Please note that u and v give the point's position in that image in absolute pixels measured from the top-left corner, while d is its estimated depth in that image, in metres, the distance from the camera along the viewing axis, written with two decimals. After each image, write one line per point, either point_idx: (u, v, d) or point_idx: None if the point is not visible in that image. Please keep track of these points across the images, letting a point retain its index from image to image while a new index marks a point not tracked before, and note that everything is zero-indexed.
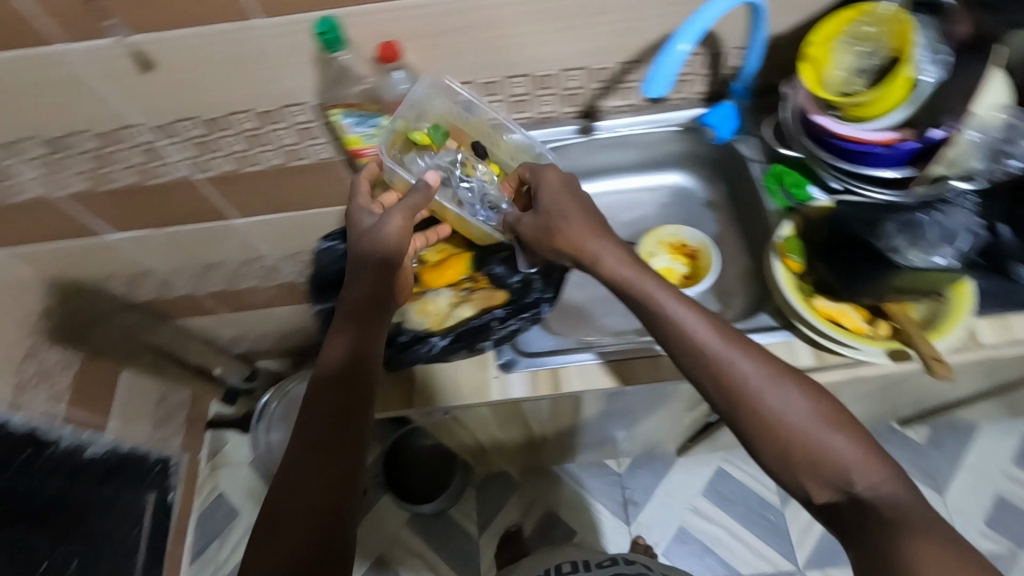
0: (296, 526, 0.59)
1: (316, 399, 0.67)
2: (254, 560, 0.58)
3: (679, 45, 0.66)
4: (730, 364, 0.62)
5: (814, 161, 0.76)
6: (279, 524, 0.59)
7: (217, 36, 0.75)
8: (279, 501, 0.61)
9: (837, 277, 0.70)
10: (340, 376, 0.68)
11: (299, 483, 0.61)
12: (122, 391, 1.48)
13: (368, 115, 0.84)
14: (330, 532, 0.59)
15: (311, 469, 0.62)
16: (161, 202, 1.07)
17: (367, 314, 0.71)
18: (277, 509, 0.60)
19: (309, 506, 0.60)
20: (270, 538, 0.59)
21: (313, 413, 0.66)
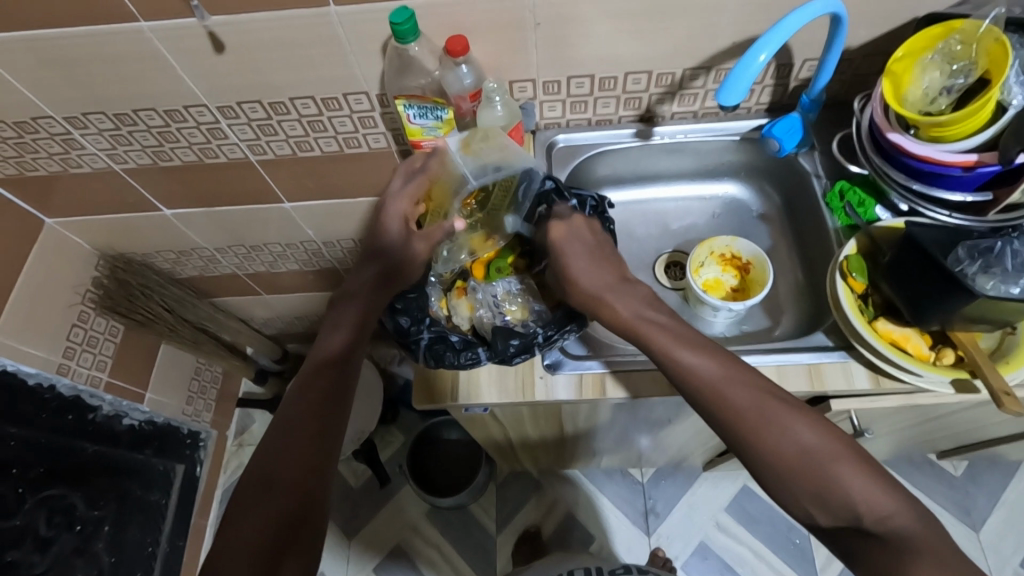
0: (284, 495, 0.63)
1: (301, 386, 0.70)
2: (236, 529, 0.61)
3: (758, 54, 0.64)
4: (733, 394, 0.62)
5: (882, 180, 0.74)
6: (265, 495, 0.63)
7: (292, 22, 0.76)
8: (267, 474, 0.64)
9: (904, 299, 0.68)
10: (321, 368, 0.72)
11: (283, 455, 0.65)
12: (161, 363, 1.53)
13: (430, 107, 0.79)
14: (313, 506, 0.64)
15: (301, 447, 0.66)
16: (214, 181, 1.09)
17: (365, 305, 0.76)
18: (266, 481, 0.64)
19: (295, 483, 0.64)
20: (254, 506, 0.62)
21: (309, 394, 0.70)
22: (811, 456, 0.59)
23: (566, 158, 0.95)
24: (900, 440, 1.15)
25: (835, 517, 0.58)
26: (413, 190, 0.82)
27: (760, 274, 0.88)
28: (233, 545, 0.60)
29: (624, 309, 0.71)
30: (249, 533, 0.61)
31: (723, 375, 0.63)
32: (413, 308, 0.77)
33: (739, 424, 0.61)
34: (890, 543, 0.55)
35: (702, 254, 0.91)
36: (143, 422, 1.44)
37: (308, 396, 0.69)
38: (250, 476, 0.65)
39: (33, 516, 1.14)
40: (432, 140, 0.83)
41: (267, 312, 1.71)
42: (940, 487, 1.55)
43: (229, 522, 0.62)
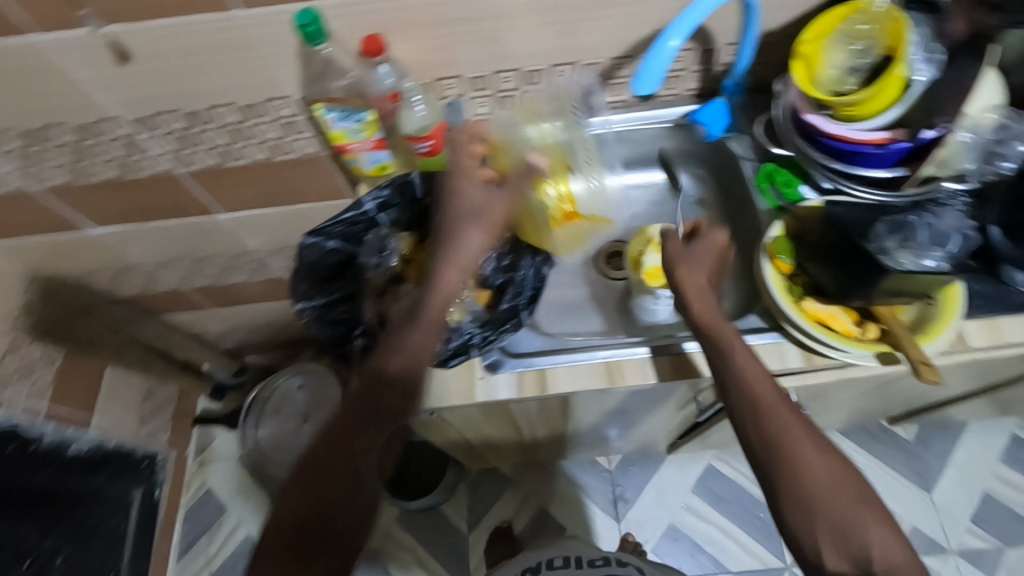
0: (313, 492, 0.62)
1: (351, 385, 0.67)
2: (281, 509, 0.63)
3: (670, 40, 0.65)
4: (789, 427, 0.63)
5: (805, 161, 0.75)
6: (305, 486, 0.63)
7: (198, 27, 0.73)
8: (313, 466, 0.64)
9: (827, 278, 0.70)
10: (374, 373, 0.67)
11: (321, 448, 0.64)
12: (107, 386, 1.47)
13: (351, 110, 0.77)
14: (345, 508, 0.63)
15: (349, 445, 0.64)
16: (141, 196, 1.05)
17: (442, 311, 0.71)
18: (308, 471, 0.63)
19: (334, 481, 0.63)
20: (293, 492, 0.63)
21: (354, 388, 0.67)
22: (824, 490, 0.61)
23: None
24: (849, 411, 1.18)
25: (845, 551, 0.59)
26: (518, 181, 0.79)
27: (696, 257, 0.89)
28: (280, 516, 0.63)
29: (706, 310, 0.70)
30: (290, 510, 0.62)
31: (780, 401, 0.65)
32: (346, 318, 0.78)
33: (782, 458, 0.62)
34: None
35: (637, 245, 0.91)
36: (91, 448, 1.40)
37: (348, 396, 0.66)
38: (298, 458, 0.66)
39: None
40: (357, 143, 0.82)
41: (220, 327, 1.66)
42: (894, 452, 1.60)
43: (279, 502, 0.64)
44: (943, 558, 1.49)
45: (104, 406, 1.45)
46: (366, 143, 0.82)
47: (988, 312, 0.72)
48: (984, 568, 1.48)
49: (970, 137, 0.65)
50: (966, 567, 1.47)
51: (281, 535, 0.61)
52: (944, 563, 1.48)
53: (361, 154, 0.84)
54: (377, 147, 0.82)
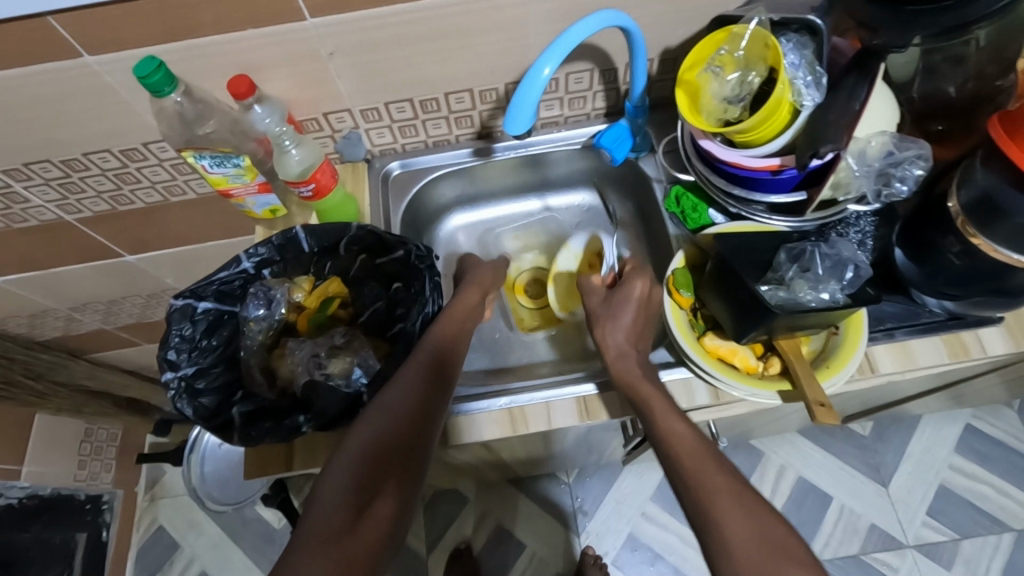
0: (388, 431, 0.59)
1: (434, 344, 0.67)
2: (348, 442, 0.58)
3: (542, 68, 0.60)
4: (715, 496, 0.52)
5: (708, 187, 0.72)
6: (376, 420, 0.60)
7: (48, 76, 0.68)
8: (383, 401, 0.62)
9: (725, 313, 0.67)
10: (448, 347, 0.68)
11: (395, 390, 0.62)
12: (39, 433, 1.43)
13: (223, 155, 0.72)
14: (414, 450, 0.59)
15: (420, 390, 0.62)
16: (37, 245, 0.99)
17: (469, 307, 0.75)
18: (381, 408, 0.61)
19: (405, 422, 0.60)
20: (365, 425, 0.60)
21: (429, 344, 0.67)
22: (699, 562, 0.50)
23: (405, 185, 0.89)
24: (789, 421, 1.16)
25: None
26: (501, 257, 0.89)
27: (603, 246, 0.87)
28: (347, 450, 0.58)
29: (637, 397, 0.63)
30: (362, 442, 0.58)
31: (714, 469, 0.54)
32: (221, 386, 0.71)
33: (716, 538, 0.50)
34: None
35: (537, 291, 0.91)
36: (25, 497, 1.40)
37: (429, 355, 0.66)
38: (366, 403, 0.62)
39: None
40: (240, 187, 0.77)
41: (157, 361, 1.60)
42: (850, 447, 1.60)
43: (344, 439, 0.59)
44: (901, 552, 1.49)
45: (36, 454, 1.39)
46: (251, 187, 0.77)
47: (900, 334, 0.69)
48: (941, 560, 1.48)
49: (855, 165, 0.63)
50: (922, 561, 1.47)
51: (346, 467, 0.56)
52: (901, 557, 1.48)
53: (248, 198, 0.79)
54: (264, 190, 0.77)
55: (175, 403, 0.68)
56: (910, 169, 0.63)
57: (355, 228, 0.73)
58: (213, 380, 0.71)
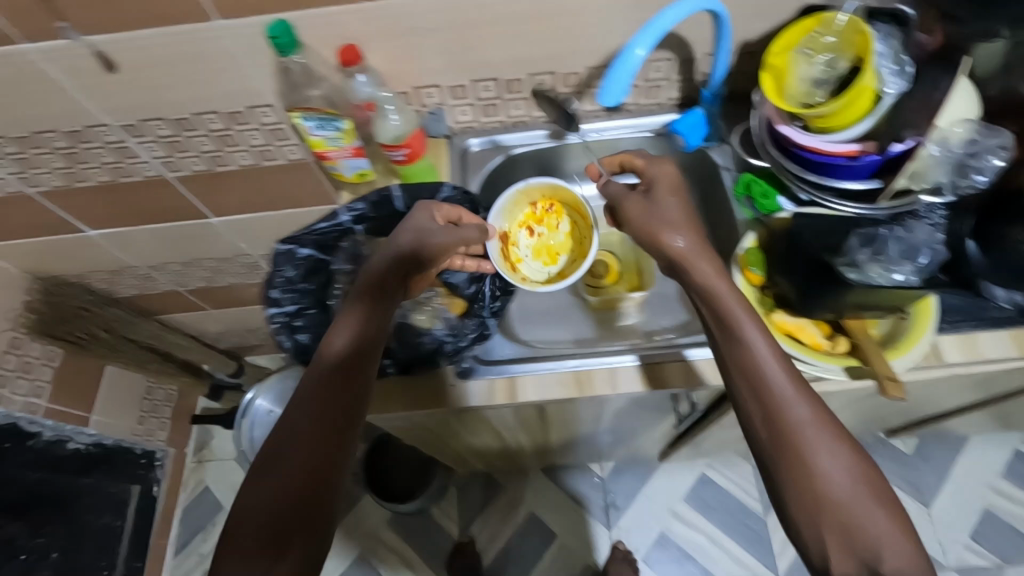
0: (284, 483, 0.62)
1: (320, 375, 0.66)
2: (244, 500, 0.62)
3: (635, 50, 0.63)
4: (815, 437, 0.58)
5: (780, 172, 0.75)
6: (270, 475, 0.62)
7: (181, 37, 0.75)
8: (274, 453, 0.63)
9: (794, 291, 0.69)
10: (342, 369, 0.67)
11: (291, 437, 0.63)
12: (105, 385, 1.48)
13: (327, 118, 0.77)
14: (316, 493, 0.62)
15: (314, 433, 0.64)
16: (136, 201, 1.08)
17: (375, 304, 0.70)
18: (271, 460, 0.63)
19: (302, 465, 0.62)
20: (259, 482, 0.62)
21: (323, 375, 0.66)
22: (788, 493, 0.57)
23: (481, 161, 0.94)
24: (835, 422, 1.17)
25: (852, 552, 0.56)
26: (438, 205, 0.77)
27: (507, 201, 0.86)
28: (247, 509, 0.61)
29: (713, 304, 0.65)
30: (260, 499, 0.61)
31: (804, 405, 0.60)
32: (314, 325, 0.81)
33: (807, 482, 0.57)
34: None
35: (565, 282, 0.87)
36: (90, 444, 1.43)
37: (316, 388, 0.65)
38: (262, 452, 0.64)
39: None
40: (336, 150, 0.83)
41: (217, 327, 1.68)
42: (890, 464, 1.57)
43: (241, 494, 0.63)
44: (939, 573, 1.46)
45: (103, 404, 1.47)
46: (345, 150, 0.82)
47: (965, 326, 0.71)
48: None
49: (938, 152, 0.65)
50: None
51: (251, 527, 0.60)
52: None
53: (341, 161, 0.85)
54: (356, 154, 0.83)
55: (278, 334, 0.80)
56: (991, 160, 0.65)
57: (449, 188, 0.83)
58: (308, 318, 0.81)
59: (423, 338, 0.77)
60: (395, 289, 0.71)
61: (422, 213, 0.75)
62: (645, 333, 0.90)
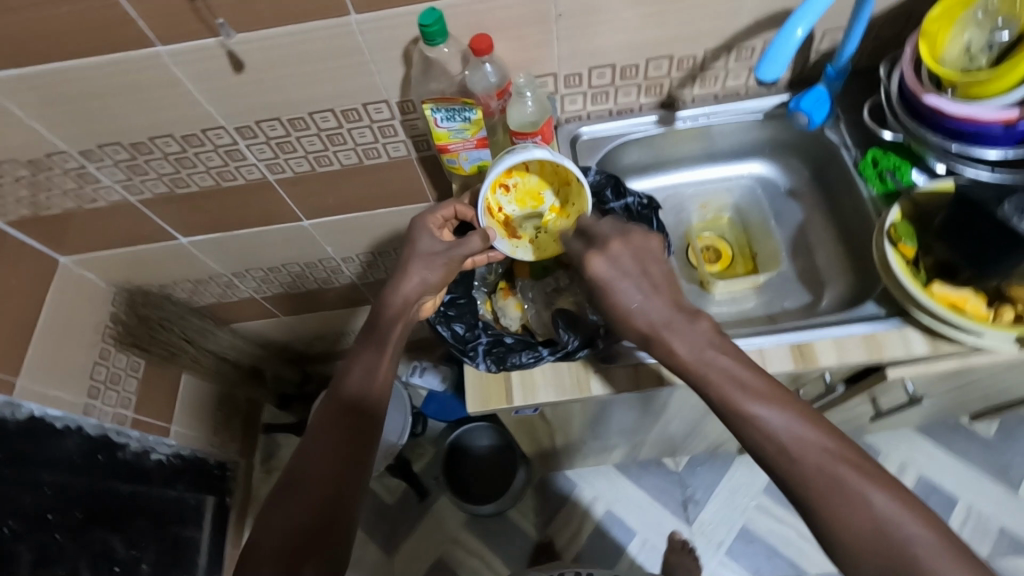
0: (309, 497, 0.60)
1: (335, 403, 0.67)
2: (262, 527, 0.59)
3: (796, 29, 0.63)
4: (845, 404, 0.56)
5: (917, 143, 0.74)
6: (293, 494, 0.60)
7: (312, 34, 0.75)
8: (296, 472, 0.62)
9: (958, 259, 0.68)
10: (356, 396, 0.68)
11: (311, 459, 0.63)
12: (184, 395, 1.47)
13: (459, 108, 0.77)
14: (335, 509, 0.60)
15: (335, 447, 0.64)
16: (233, 206, 1.08)
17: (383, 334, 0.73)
18: (294, 480, 0.61)
19: (321, 487, 0.61)
20: (281, 505, 0.60)
21: (340, 401, 0.67)
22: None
23: (590, 151, 0.93)
24: (944, 403, 1.13)
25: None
26: (438, 207, 0.79)
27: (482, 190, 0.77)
28: (267, 535, 0.58)
29: (689, 355, 0.64)
30: (282, 524, 0.59)
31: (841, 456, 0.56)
32: (466, 315, 0.80)
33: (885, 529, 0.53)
34: None
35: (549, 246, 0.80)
36: (171, 456, 1.41)
37: (334, 415, 0.66)
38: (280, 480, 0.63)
39: (78, 558, 1.12)
40: (459, 143, 0.82)
41: (284, 335, 1.67)
42: (975, 449, 1.52)
43: (257, 525, 0.60)
44: None
45: (181, 414, 1.47)
46: (470, 142, 0.82)
47: None
48: None
49: None
50: None
51: (269, 550, 0.57)
52: None
53: (461, 154, 0.84)
54: (481, 145, 0.82)
55: None
56: None
57: (593, 173, 0.88)
58: None
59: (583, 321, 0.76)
60: (401, 322, 0.74)
61: (423, 232, 0.77)
62: (768, 316, 0.89)
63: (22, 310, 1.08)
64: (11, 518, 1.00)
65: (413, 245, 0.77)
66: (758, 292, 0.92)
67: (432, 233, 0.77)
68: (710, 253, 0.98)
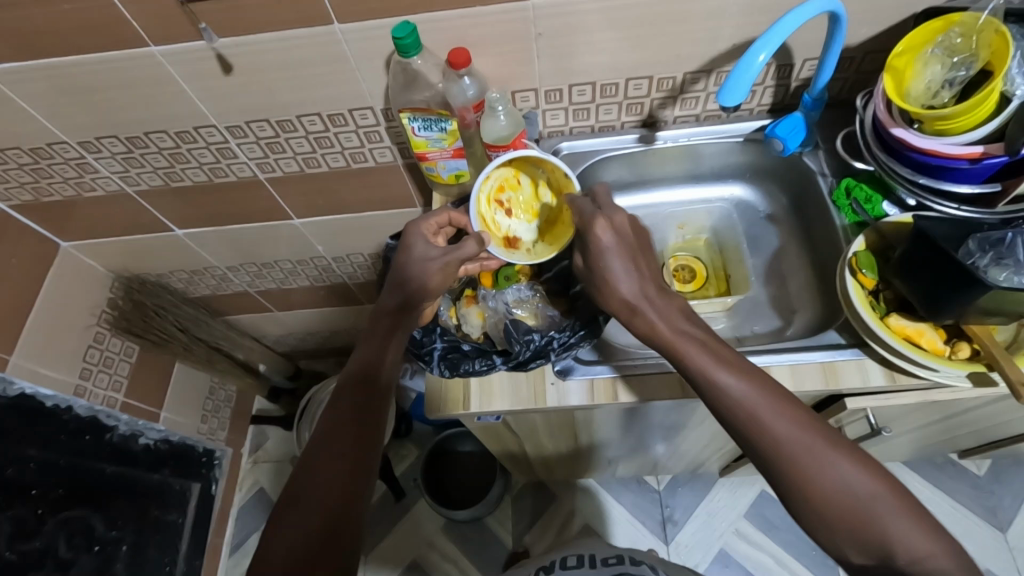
0: (312, 511, 0.60)
1: (341, 408, 0.68)
2: (273, 534, 0.60)
3: (758, 55, 0.64)
4: (780, 418, 0.58)
5: (889, 175, 0.74)
6: (295, 510, 0.61)
7: (297, 40, 0.77)
8: (298, 488, 0.62)
9: (914, 295, 0.68)
10: (360, 399, 0.69)
11: (319, 466, 0.63)
12: (176, 383, 1.51)
13: (435, 119, 0.79)
14: (345, 512, 0.61)
15: (336, 461, 0.64)
16: (226, 201, 1.11)
17: (389, 335, 0.74)
18: (295, 496, 0.61)
19: (330, 491, 0.62)
20: (283, 522, 0.60)
21: (346, 406, 0.68)
22: (847, 495, 0.55)
23: (571, 165, 0.95)
24: (924, 437, 1.11)
25: None
26: (431, 216, 0.79)
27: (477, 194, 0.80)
28: (278, 542, 0.59)
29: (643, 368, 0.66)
30: (292, 530, 0.59)
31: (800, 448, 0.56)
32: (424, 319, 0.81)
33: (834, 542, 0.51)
34: (926, 547, 0.52)
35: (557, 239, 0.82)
36: (158, 441, 1.42)
37: (341, 420, 0.67)
38: (288, 487, 0.63)
39: (54, 537, 1.12)
40: (437, 152, 0.85)
41: (279, 330, 1.70)
42: (964, 487, 1.49)
43: (268, 533, 0.60)
44: None
45: (172, 400, 1.50)
46: (446, 152, 0.84)
47: None
48: None
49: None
50: None
51: (280, 557, 0.57)
52: None
53: (439, 163, 0.87)
54: (456, 156, 0.85)
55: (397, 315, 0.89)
56: None
57: None
58: None
59: (535, 333, 0.77)
60: (405, 323, 0.75)
61: (419, 240, 0.76)
62: (736, 339, 0.89)
63: (19, 290, 1.12)
64: None
65: (410, 254, 0.76)
66: (729, 315, 0.92)
67: (427, 241, 0.77)
68: (684, 273, 1.00)
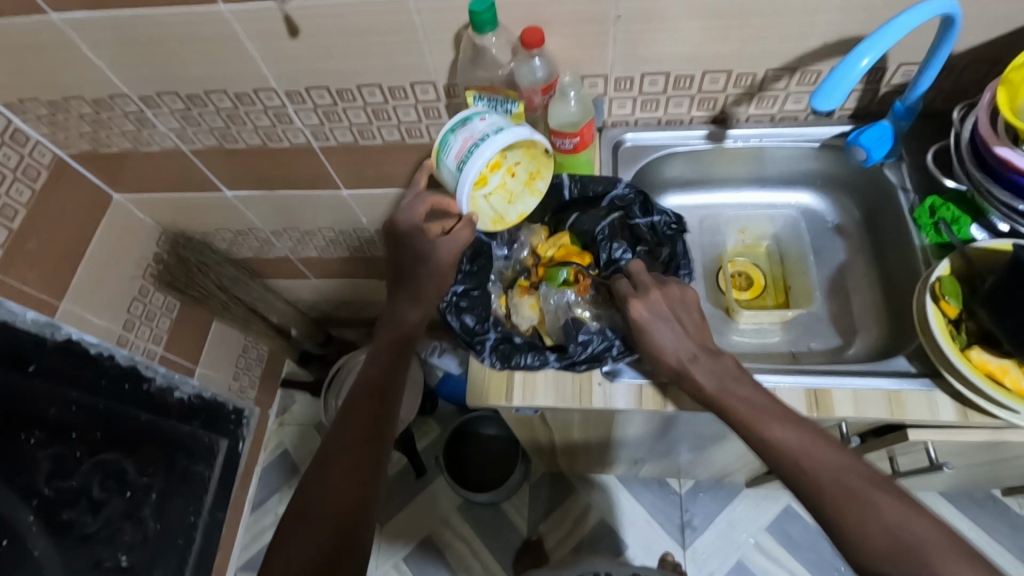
0: (321, 524, 0.63)
1: (349, 422, 0.70)
2: (283, 545, 0.63)
3: (861, 58, 0.59)
4: None
5: (984, 197, 0.69)
6: (306, 525, 0.63)
7: (367, 8, 0.75)
8: (306, 504, 0.65)
9: (1002, 330, 0.63)
10: (369, 413, 0.71)
11: (327, 479, 0.66)
12: (212, 340, 1.53)
13: (501, 100, 0.75)
14: (353, 524, 0.64)
15: (345, 473, 0.66)
16: (277, 166, 1.11)
17: (398, 350, 0.76)
18: (304, 513, 0.64)
19: (340, 504, 0.64)
20: (295, 537, 0.63)
21: (355, 421, 0.70)
22: None
23: (632, 158, 0.91)
24: (976, 472, 1.05)
25: None
26: (413, 204, 0.75)
27: (455, 186, 0.71)
28: (290, 551, 0.62)
29: (708, 381, 0.66)
30: (303, 541, 0.62)
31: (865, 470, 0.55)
32: (478, 307, 0.79)
33: None
34: None
35: (529, 196, 0.79)
36: (192, 396, 1.42)
37: (348, 434, 0.69)
38: (295, 500, 0.66)
39: (88, 478, 1.13)
40: None
41: (314, 297, 1.71)
42: (1002, 526, 1.42)
43: (279, 543, 0.63)
44: None
45: (206, 357, 1.52)
46: None
47: None
48: None
49: None
50: None
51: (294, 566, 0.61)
52: None
53: None
54: None
55: (445, 314, 0.78)
56: None
57: (622, 185, 0.82)
58: (472, 302, 0.79)
59: (594, 335, 0.75)
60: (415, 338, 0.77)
61: (421, 238, 0.74)
62: (792, 354, 0.86)
63: (73, 237, 1.15)
64: (37, 430, 1.04)
65: (419, 256, 0.75)
66: (784, 329, 0.88)
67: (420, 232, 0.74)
68: (743, 279, 0.95)
